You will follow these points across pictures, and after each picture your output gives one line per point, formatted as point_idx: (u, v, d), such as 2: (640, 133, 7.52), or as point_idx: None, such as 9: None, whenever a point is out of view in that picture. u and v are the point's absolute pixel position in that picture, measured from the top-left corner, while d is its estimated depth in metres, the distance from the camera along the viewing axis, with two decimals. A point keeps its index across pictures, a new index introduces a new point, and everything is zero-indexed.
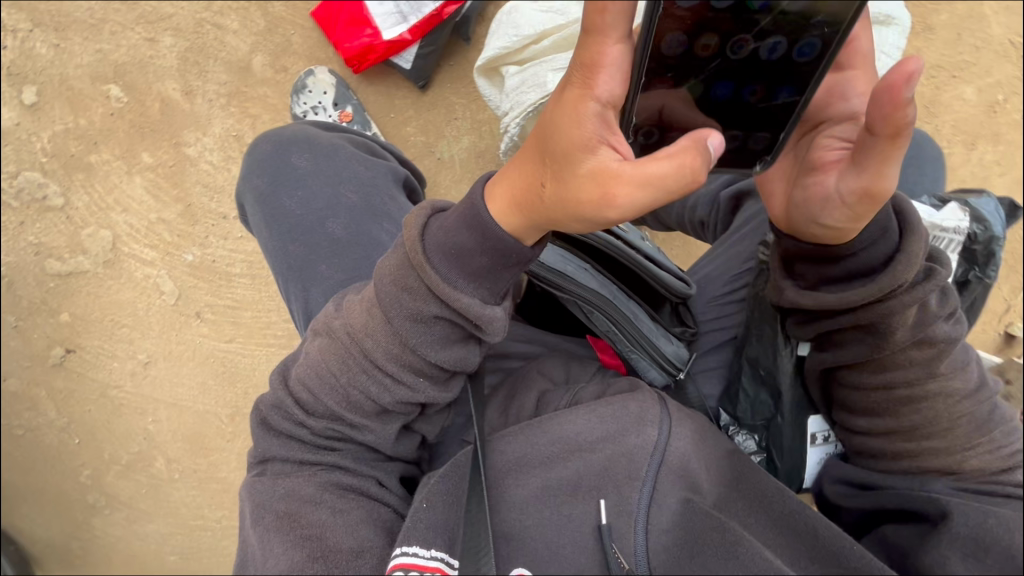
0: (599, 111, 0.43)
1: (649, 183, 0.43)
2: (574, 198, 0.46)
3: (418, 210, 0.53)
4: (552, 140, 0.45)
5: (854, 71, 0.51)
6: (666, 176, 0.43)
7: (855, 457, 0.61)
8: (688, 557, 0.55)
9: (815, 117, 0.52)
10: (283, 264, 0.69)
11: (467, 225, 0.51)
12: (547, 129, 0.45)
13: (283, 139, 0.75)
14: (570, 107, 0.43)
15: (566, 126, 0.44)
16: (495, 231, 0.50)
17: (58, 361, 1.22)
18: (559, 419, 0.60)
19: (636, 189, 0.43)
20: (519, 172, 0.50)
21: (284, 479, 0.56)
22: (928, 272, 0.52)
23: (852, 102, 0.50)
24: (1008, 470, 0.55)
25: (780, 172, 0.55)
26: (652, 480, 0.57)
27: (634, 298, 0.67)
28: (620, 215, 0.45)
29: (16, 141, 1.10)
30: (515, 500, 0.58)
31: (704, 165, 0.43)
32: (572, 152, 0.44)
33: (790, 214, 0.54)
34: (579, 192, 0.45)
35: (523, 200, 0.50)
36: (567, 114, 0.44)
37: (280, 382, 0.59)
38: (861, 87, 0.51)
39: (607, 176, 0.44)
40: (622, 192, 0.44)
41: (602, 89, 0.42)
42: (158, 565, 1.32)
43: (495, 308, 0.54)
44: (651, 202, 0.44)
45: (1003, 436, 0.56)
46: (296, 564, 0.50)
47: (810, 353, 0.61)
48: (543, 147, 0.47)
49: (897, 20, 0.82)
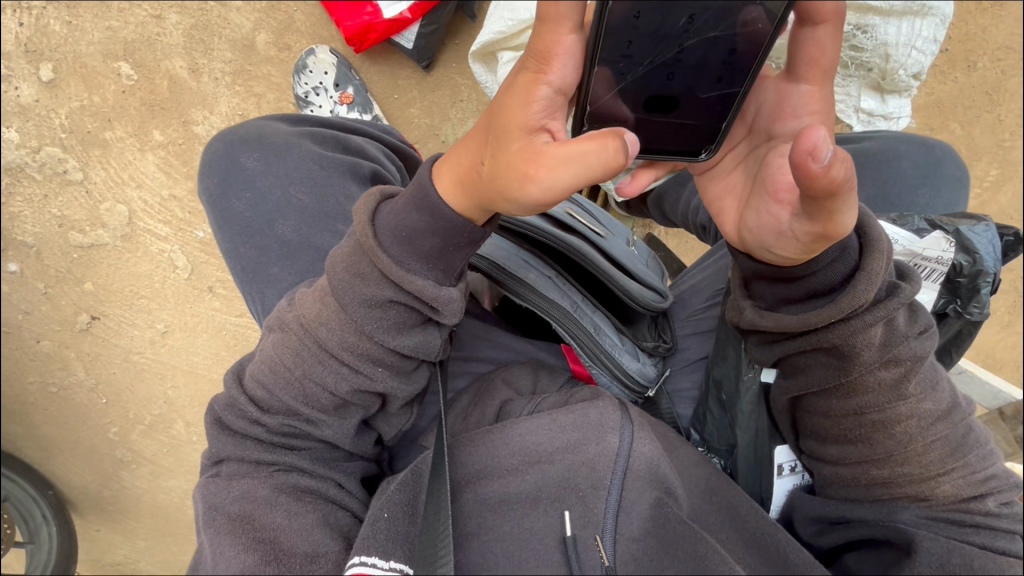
0: (548, 93, 0.38)
1: (573, 161, 0.37)
2: (502, 174, 0.40)
3: (367, 197, 0.50)
4: (495, 116, 0.41)
5: (809, 86, 0.43)
6: (592, 159, 0.37)
7: (824, 489, 0.53)
8: (659, 571, 0.49)
9: (766, 133, 0.46)
10: (238, 266, 0.71)
11: (415, 207, 0.48)
12: (496, 102, 0.41)
13: (236, 138, 0.75)
14: (519, 82, 0.39)
15: (509, 104, 0.39)
16: (445, 213, 0.47)
17: (84, 327, 1.25)
18: (512, 429, 0.53)
19: (559, 167, 0.38)
20: (469, 150, 0.45)
21: (238, 481, 0.52)
22: (891, 289, 0.47)
23: (802, 119, 0.43)
24: (980, 497, 0.49)
25: (731, 186, 0.49)
26: (618, 488, 0.51)
27: (601, 309, 0.63)
28: (539, 196, 0.39)
29: (36, 117, 1.13)
30: (472, 511, 0.51)
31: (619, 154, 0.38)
32: (507, 129, 0.39)
33: (741, 237, 0.48)
34: (507, 169, 0.40)
35: (466, 174, 0.46)
36: (514, 88, 0.39)
37: (234, 380, 0.56)
38: (812, 105, 0.43)
39: (533, 151, 0.39)
40: (545, 168, 0.38)
41: (553, 71, 0.38)
42: (181, 515, 1.43)
43: (451, 289, 0.50)
44: (571, 186, 0.39)
45: (978, 461, 0.50)
46: (247, 566, 0.45)
47: (775, 380, 0.55)
48: (489, 122, 0.42)
49: (936, 9, 0.71)
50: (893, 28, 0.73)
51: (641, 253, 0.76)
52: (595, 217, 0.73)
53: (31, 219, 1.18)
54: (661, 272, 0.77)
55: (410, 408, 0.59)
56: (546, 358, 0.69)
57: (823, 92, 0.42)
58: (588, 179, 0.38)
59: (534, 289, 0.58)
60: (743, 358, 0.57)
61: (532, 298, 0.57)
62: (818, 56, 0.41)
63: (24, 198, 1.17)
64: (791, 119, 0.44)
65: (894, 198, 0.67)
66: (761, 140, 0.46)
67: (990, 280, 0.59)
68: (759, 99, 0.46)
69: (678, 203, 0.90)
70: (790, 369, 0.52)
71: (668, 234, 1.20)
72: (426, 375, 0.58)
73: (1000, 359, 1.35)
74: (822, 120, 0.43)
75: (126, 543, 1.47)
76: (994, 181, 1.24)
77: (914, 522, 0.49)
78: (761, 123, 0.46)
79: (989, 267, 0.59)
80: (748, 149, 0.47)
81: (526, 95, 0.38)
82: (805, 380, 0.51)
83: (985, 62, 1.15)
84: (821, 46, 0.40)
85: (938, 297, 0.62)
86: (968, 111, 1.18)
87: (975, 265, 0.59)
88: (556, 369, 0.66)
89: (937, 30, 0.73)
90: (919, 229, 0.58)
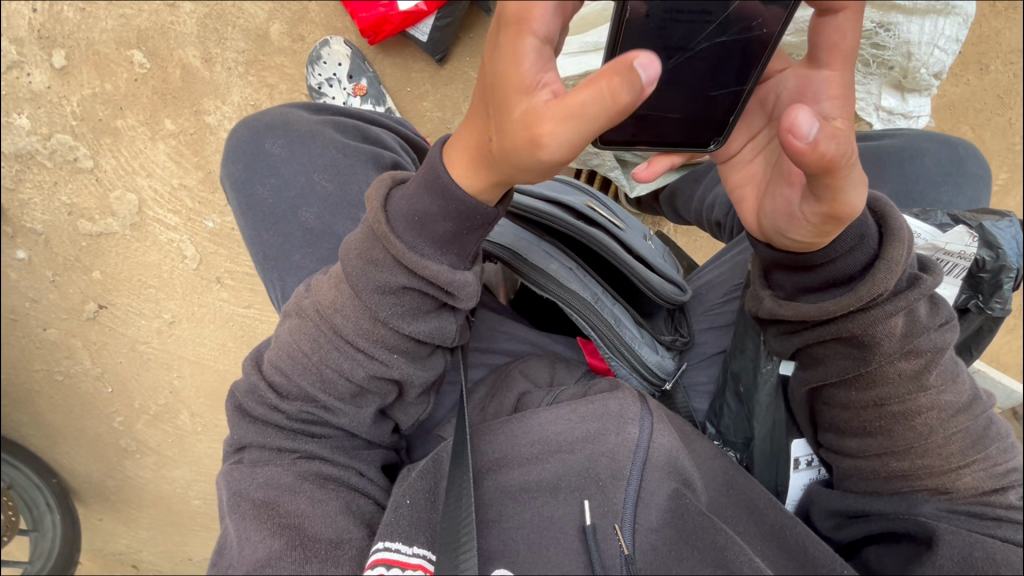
0: (535, 45, 0.35)
1: (574, 114, 0.35)
2: (507, 144, 0.38)
3: (379, 183, 0.50)
4: (489, 84, 0.38)
5: (829, 72, 0.43)
6: (591, 107, 0.34)
7: (842, 481, 0.54)
8: (677, 561, 0.49)
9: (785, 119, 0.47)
10: (260, 253, 0.71)
11: (427, 190, 0.46)
12: (485, 68, 0.38)
13: (260, 125, 0.75)
14: (502, 40, 0.36)
15: (500, 69, 0.36)
16: (457, 194, 0.45)
17: (91, 315, 1.25)
18: (533, 418, 0.54)
19: (563, 124, 0.35)
20: (472, 123, 0.43)
21: (261, 468, 0.52)
22: (912, 280, 0.47)
23: (822, 104, 0.44)
24: (1001, 490, 0.49)
25: (750, 175, 0.50)
26: (637, 479, 0.50)
27: (616, 300, 0.63)
28: (552, 157, 0.37)
29: (48, 104, 1.12)
30: (493, 498, 0.51)
31: (630, 91, 0.33)
32: (503, 97, 0.37)
33: (757, 224, 0.50)
34: (511, 138, 0.38)
35: (474, 149, 0.43)
36: (498, 49, 0.36)
37: (252, 367, 0.56)
38: (834, 89, 0.44)
39: (532, 113, 0.36)
40: (550, 128, 0.36)
41: (537, 21, 0.35)
42: (183, 505, 1.43)
43: (466, 273, 0.50)
44: (579, 140, 0.36)
45: (998, 454, 0.50)
46: (274, 553, 0.46)
47: (793, 372, 0.55)
48: (484, 90, 0.39)
49: (959, 9, 0.73)
50: (916, 26, 0.74)
51: (657, 248, 0.76)
52: (612, 210, 0.73)
53: (41, 206, 1.18)
54: (677, 266, 0.76)
55: (427, 397, 0.59)
56: (562, 351, 0.69)
57: (843, 76, 0.43)
58: (593, 126, 0.35)
59: (553, 278, 0.58)
60: (762, 350, 0.57)
61: (550, 286, 0.58)
62: (838, 42, 0.42)
63: (34, 184, 1.17)
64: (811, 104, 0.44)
65: (916, 194, 0.67)
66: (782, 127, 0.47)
67: (1013, 275, 0.60)
68: (778, 86, 0.47)
69: (691, 199, 0.90)
70: (810, 361, 0.52)
71: (678, 232, 1.20)
72: (440, 363, 0.57)
73: (1006, 363, 1.35)
74: (843, 106, 0.43)
75: (129, 533, 1.47)
76: (1004, 184, 1.24)
77: (935, 515, 0.49)
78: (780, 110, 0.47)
79: (1012, 263, 0.59)
80: (767, 138, 0.49)
81: (512, 54, 0.35)
82: (824, 371, 0.51)
83: (998, 65, 1.15)
84: (841, 30, 0.41)
85: (960, 292, 0.62)
86: (980, 113, 1.18)
87: (998, 260, 0.59)
88: (572, 363, 0.66)
89: (958, 31, 0.75)
90: (942, 224, 0.58)
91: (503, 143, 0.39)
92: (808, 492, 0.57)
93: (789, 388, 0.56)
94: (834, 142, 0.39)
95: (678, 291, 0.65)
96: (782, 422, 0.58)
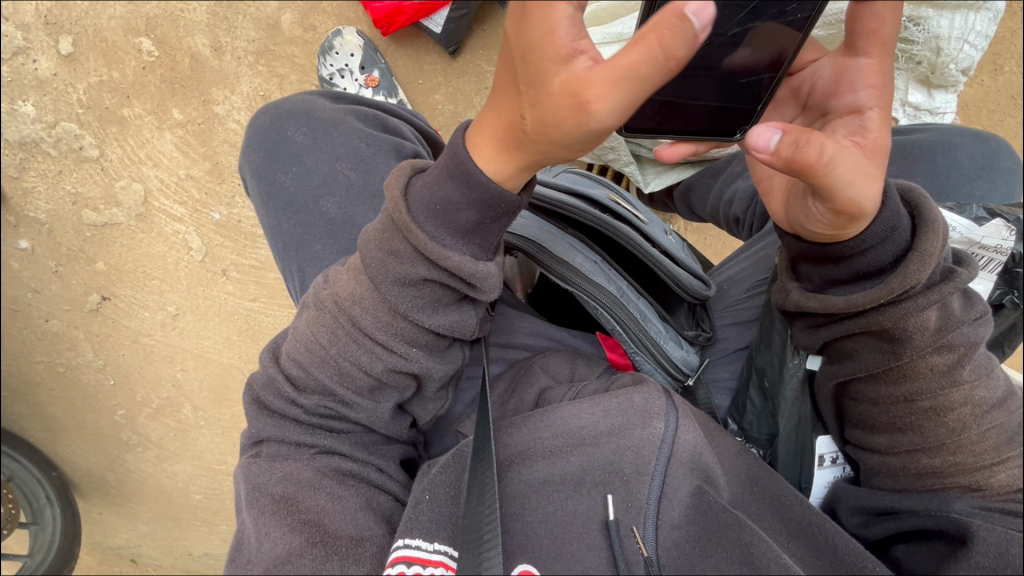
0: (567, 14, 0.34)
1: (627, 73, 0.34)
2: (547, 117, 0.37)
3: (398, 171, 0.48)
4: (518, 57, 0.37)
5: (867, 60, 0.43)
6: (648, 60, 0.33)
7: (870, 478, 0.53)
8: (701, 557, 0.47)
9: (823, 107, 0.47)
10: (279, 243, 0.70)
11: (450, 177, 0.44)
12: (511, 43, 0.37)
13: (282, 111, 0.74)
14: (533, 11, 0.34)
15: (532, 39, 0.35)
16: (481, 179, 0.43)
17: (94, 307, 1.23)
18: (556, 412, 0.53)
19: (613, 88, 0.34)
20: (494, 103, 0.41)
21: (280, 463, 0.51)
22: (946, 275, 0.47)
23: (859, 93, 0.44)
24: None
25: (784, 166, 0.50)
26: (662, 475, 0.50)
27: (638, 294, 0.61)
28: (601, 126, 0.36)
29: (53, 91, 1.11)
30: (516, 492, 0.50)
31: (683, 43, 0.33)
32: (538, 67, 0.35)
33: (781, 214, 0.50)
34: (555, 111, 0.36)
35: (497, 129, 0.41)
36: (529, 20, 0.35)
37: (270, 359, 0.55)
38: (871, 78, 0.43)
39: (576, 80, 0.35)
40: (599, 94, 0.34)
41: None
42: (185, 500, 1.41)
43: (489, 264, 0.48)
44: (634, 100, 0.35)
45: None
46: (294, 549, 0.45)
47: (820, 367, 0.54)
48: (510, 67, 0.38)
49: (991, 4, 0.72)
50: (945, 21, 0.73)
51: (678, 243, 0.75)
52: (635, 204, 0.72)
53: (45, 196, 1.16)
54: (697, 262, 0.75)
55: (447, 392, 0.58)
56: (582, 346, 0.68)
57: (882, 64, 0.43)
58: (651, 80, 0.34)
59: (578, 272, 0.57)
60: (788, 344, 0.56)
61: (572, 279, 0.57)
62: (877, 29, 0.41)
63: (38, 173, 1.15)
64: (847, 94, 0.44)
65: (948, 189, 0.66)
66: (817, 116, 0.48)
67: None
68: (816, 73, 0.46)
69: (707, 195, 0.89)
70: (837, 355, 0.52)
71: (689, 229, 1.19)
72: (459, 357, 0.56)
73: None
74: (880, 94, 0.43)
75: (129, 527, 1.45)
76: None
77: (969, 512, 0.48)
78: (816, 99, 0.47)
79: None
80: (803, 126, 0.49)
81: (547, 24, 0.34)
82: (852, 365, 0.51)
83: (1012, 66, 1.15)
84: (880, 18, 0.40)
85: (994, 288, 0.62)
86: (993, 114, 1.17)
87: None
88: (593, 358, 0.65)
89: (988, 26, 0.74)
90: (977, 218, 0.57)
91: (541, 117, 0.37)
92: (833, 489, 0.56)
93: (814, 384, 0.55)
94: (806, 144, 0.40)
95: (703, 286, 0.64)
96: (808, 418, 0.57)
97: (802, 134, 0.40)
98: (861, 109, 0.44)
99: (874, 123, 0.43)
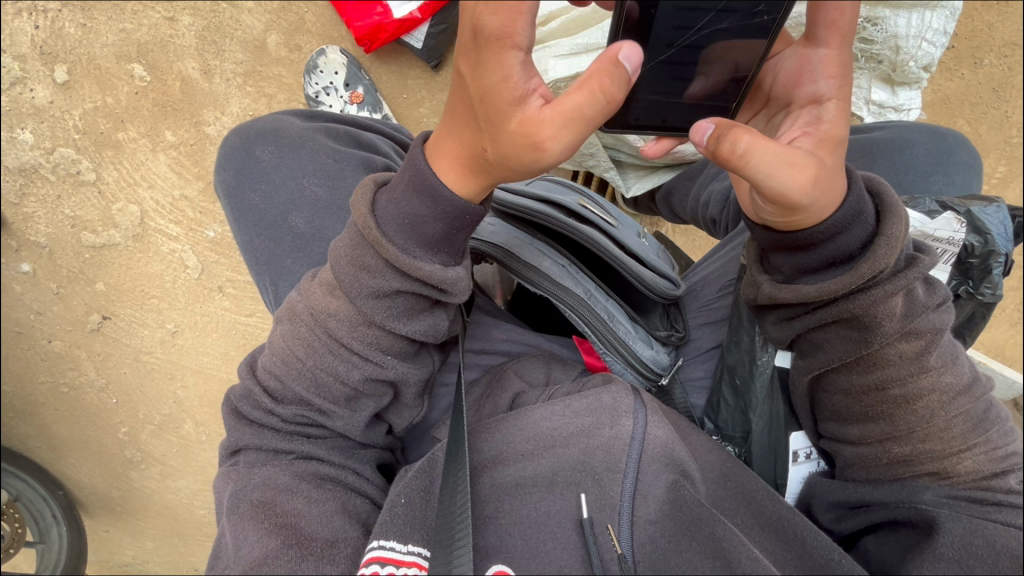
0: (520, 59, 0.37)
1: (575, 117, 0.39)
2: (507, 153, 0.41)
3: (362, 187, 0.49)
4: (477, 96, 0.39)
5: (827, 51, 0.44)
6: (591, 104, 0.39)
7: (843, 472, 0.54)
8: (675, 552, 0.48)
9: (785, 97, 0.48)
10: (253, 258, 0.72)
11: (413, 191, 0.47)
12: (467, 81, 0.39)
13: (251, 132, 0.76)
14: (486, 56, 0.36)
15: (493, 82, 0.37)
16: (443, 195, 0.46)
17: (95, 327, 1.25)
18: (528, 415, 0.55)
19: (564, 127, 0.39)
20: (452, 121, 0.44)
21: (257, 468, 0.53)
22: (910, 260, 0.47)
23: (820, 83, 0.45)
24: (1002, 474, 0.49)
25: None
26: (633, 471, 0.50)
27: (603, 291, 0.64)
28: (550, 162, 0.41)
29: (50, 118, 1.14)
30: (490, 494, 0.51)
31: (619, 84, 0.39)
32: (502, 112, 0.38)
33: (748, 204, 0.50)
34: (510, 148, 0.40)
35: (462, 156, 0.44)
36: (485, 67, 0.37)
37: (248, 372, 0.56)
38: (832, 66, 0.44)
39: (529, 124, 0.38)
40: (553, 135, 0.39)
41: (518, 32, 0.35)
42: (190, 515, 1.43)
43: (457, 268, 0.50)
44: (581, 135, 0.40)
45: (1000, 437, 0.50)
46: (270, 552, 0.45)
47: (790, 364, 0.55)
48: (467, 101, 0.41)
49: (945, 3, 0.80)
50: (903, 20, 0.80)
51: (651, 245, 0.77)
52: (603, 209, 0.75)
53: (44, 220, 1.19)
54: (672, 264, 0.77)
55: (423, 399, 0.59)
56: (558, 350, 0.70)
57: (841, 54, 0.43)
58: (593, 117, 0.39)
59: (544, 276, 0.60)
60: (756, 340, 0.58)
61: (542, 283, 0.59)
62: (836, 20, 0.41)
63: (37, 198, 1.18)
64: (810, 83, 0.45)
65: (905, 183, 0.69)
66: (778, 107, 0.49)
67: (1002, 261, 0.61)
68: (777, 66, 0.47)
69: (687, 196, 0.90)
70: (809, 349, 0.52)
71: (676, 231, 1.21)
72: (430, 362, 0.58)
73: (1009, 357, 1.34)
74: (839, 85, 0.44)
75: (136, 544, 1.47)
76: (1001, 179, 1.22)
77: (936, 502, 0.48)
78: (778, 91, 0.48)
79: (1001, 248, 0.60)
80: (766, 118, 0.51)
81: (503, 69, 0.37)
82: (825, 357, 0.51)
83: (991, 59, 1.15)
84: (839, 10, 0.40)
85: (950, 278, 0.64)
86: (975, 108, 1.18)
87: (986, 245, 0.61)
88: (569, 363, 0.66)
89: (946, 24, 0.81)
90: (930, 211, 0.60)
91: (504, 151, 0.41)
92: (808, 484, 0.56)
93: (785, 381, 0.56)
94: (726, 137, 0.42)
95: (669, 285, 0.67)
96: (781, 415, 0.58)
97: (730, 127, 0.42)
98: (821, 99, 0.45)
99: (831, 114, 0.45)
